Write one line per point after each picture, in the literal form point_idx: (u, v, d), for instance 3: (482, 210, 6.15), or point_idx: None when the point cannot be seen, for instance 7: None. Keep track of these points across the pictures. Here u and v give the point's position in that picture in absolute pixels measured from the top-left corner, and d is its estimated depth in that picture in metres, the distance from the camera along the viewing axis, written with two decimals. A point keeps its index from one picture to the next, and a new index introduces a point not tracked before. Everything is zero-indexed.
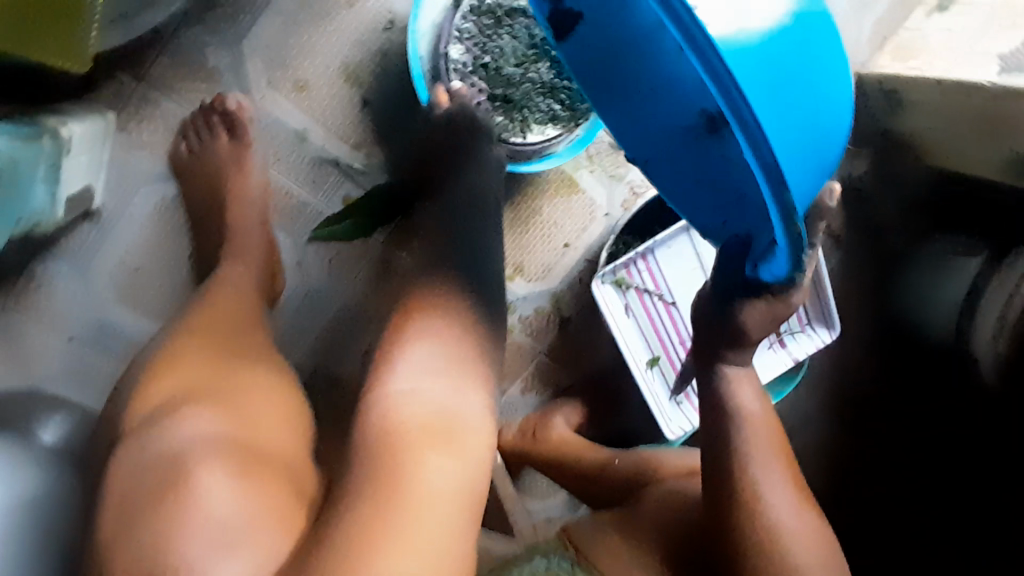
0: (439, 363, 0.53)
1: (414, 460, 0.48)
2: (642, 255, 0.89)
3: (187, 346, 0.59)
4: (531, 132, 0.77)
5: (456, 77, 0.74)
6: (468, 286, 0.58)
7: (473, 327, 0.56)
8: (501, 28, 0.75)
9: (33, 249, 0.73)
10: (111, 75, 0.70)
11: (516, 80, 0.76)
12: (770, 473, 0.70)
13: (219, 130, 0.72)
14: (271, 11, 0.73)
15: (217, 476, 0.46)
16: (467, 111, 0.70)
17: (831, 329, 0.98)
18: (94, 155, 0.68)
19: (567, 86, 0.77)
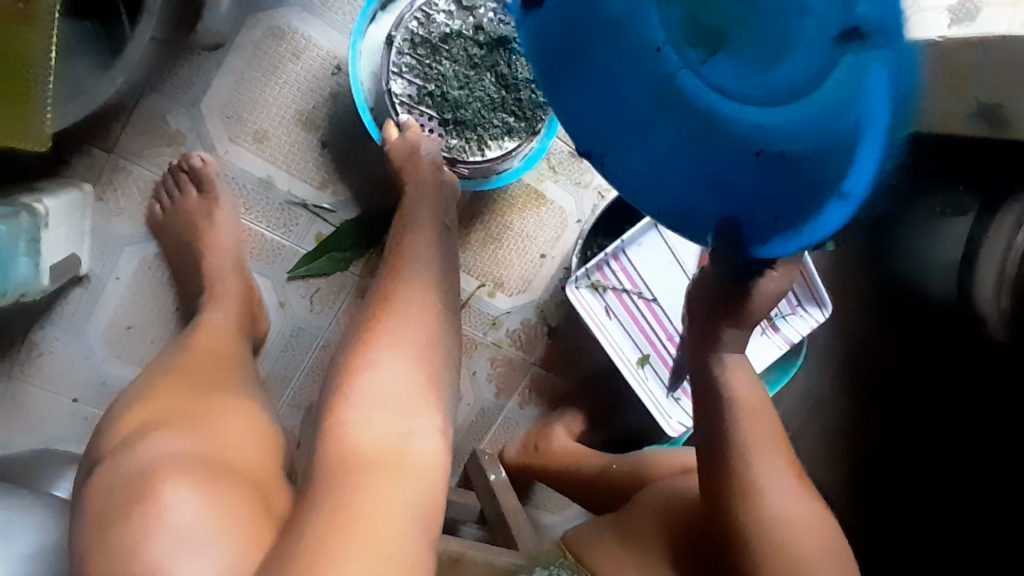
0: (398, 376, 0.55)
1: (362, 479, 0.48)
2: (613, 256, 0.89)
3: (165, 384, 0.62)
4: (489, 148, 0.78)
5: (404, 111, 0.77)
6: (418, 309, 0.60)
7: (421, 352, 0.57)
8: (439, 55, 0.76)
9: (24, 315, 0.77)
10: (82, 150, 0.75)
11: (464, 102, 0.77)
12: (775, 464, 0.72)
13: (188, 187, 0.77)
14: (223, 72, 0.77)
15: (182, 494, 0.48)
16: (410, 138, 0.73)
17: (823, 307, 0.99)
18: (75, 225, 0.72)
19: (519, 99, 0.77)
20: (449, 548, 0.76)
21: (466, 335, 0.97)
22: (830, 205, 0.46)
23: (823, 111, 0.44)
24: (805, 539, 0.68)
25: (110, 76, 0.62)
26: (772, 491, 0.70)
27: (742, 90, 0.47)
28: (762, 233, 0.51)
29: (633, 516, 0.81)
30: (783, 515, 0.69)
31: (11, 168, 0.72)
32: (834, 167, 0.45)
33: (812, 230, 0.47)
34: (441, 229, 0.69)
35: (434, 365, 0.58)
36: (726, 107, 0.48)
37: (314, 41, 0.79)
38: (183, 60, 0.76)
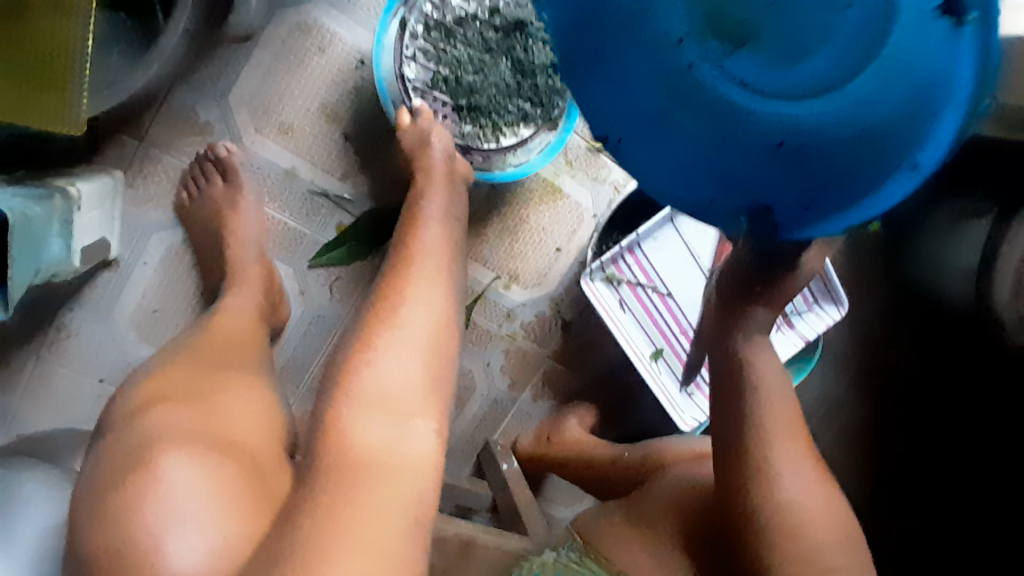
0: (399, 378, 0.55)
1: (358, 486, 0.49)
2: (628, 250, 0.90)
3: (174, 361, 0.63)
4: (505, 135, 0.81)
5: (418, 96, 0.78)
6: (423, 307, 0.60)
7: (422, 353, 0.57)
8: (454, 39, 0.78)
9: (52, 297, 0.79)
10: (113, 138, 0.77)
11: (479, 87, 0.79)
12: (788, 453, 0.73)
13: (214, 177, 0.79)
14: (250, 64, 0.79)
15: (189, 471, 0.49)
16: (421, 125, 0.74)
17: (839, 305, 0.98)
18: (106, 211, 0.75)
19: (535, 85, 0.80)
20: (461, 533, 0.78)
21: (479, 326, 0.98)
22: (896, 175, 0.43)
23: (878, 88, 0.45)
24: (816, 527, 0.71)
25: (143, 67, 0.63)
26: (787, 483, 0.72)
27: (766, 81, 0.50)
28: (797, 222, 0.46)
29: (645, 505, 0.84)
30: (798, 508, 0.71)
31: (41, 153, 0.74)
32: (898, 138, 0.43)
33: (870, 207, 0.43)
34: (447, 224, 0.69)
35: (435, 365, 0.58)
36: (744, 98, 0.50)
37: (340, 36, 0.80)
38: (212, 53, 0.77)
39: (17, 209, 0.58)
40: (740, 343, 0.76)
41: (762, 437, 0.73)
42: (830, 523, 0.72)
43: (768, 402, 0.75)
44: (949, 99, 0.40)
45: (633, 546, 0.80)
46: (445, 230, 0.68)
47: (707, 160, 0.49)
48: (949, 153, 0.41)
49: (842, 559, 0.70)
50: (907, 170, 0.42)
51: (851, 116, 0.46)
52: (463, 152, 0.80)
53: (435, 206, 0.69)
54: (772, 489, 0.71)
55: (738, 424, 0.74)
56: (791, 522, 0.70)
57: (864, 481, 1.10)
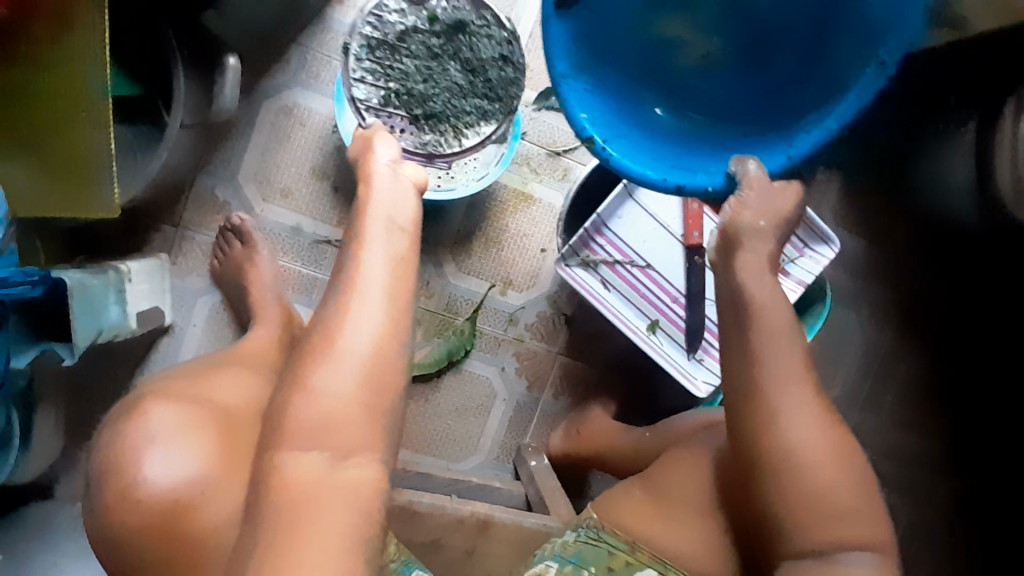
0: (340, 400, 0.52)
1: (302, 523, 0.47)
2: (595, 231, 0.97)
3: (200, 364, 0.75)
4: (466, 136, 0.92)
5: (373, 113, 0.89)
6: (370, 313, 0.55)
7: (365, 369, 0.53)
8: (397, 55, 0.90)
9: (115, 367, 0.94)
10: (155, 227, 0.96)
11: (430, 94, 0.90)
12: (790, 392, 0.60)
13: (233, 242, 0.95)
14: (250, 147, 0.97)
15: (189, 435, 0.58)
16: (364, 136, 0.71)
17: (829, 242, 0.98)
18: (156, 284, 0.92)
19: (486, 80, 0.91)
20: (477, 512, 0.83)
21: (486, 333, 1.07)
22: (873, 72, 0.56)
23: (825, 63, 0.61)
24: (829, 475, 0.57)
25: (157, 154, 0.81)
26: (783, 422, 0.59)
27: (724, 77, 0.68)
28: (782, 153, 0.61)
29: (667, 474, 0.73)
30: (800, 451, 0.58)
31: (102, 248, 0.94)
32: (872, 48, 0.57)
33: (839, 119, 0.57)
34: (390, 230, 0.60)
35: (375, 392, 0.53)
36: (714, 92, 0.68)
37: (315, 110, 0.98)
38: (220, 146, 0.97)
39: (73, 276, 0.76)
40: (726, 274, 0.68)
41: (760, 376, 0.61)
42: (851, 473, 0.58)
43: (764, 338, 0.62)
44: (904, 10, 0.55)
45: (653, 517, 0.70)
46: (393, 237, 0.60)
47: (692, 144, 0.66)
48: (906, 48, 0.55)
49: (865, 508, 0.57)
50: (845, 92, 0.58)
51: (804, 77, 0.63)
52: (428, 160, 0.91)
53: (375, 211, 0.61)
54: (772, 427, 0.59)
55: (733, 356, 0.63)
56: (795, 464, 0.57)
57: (921, 408, 1.16)
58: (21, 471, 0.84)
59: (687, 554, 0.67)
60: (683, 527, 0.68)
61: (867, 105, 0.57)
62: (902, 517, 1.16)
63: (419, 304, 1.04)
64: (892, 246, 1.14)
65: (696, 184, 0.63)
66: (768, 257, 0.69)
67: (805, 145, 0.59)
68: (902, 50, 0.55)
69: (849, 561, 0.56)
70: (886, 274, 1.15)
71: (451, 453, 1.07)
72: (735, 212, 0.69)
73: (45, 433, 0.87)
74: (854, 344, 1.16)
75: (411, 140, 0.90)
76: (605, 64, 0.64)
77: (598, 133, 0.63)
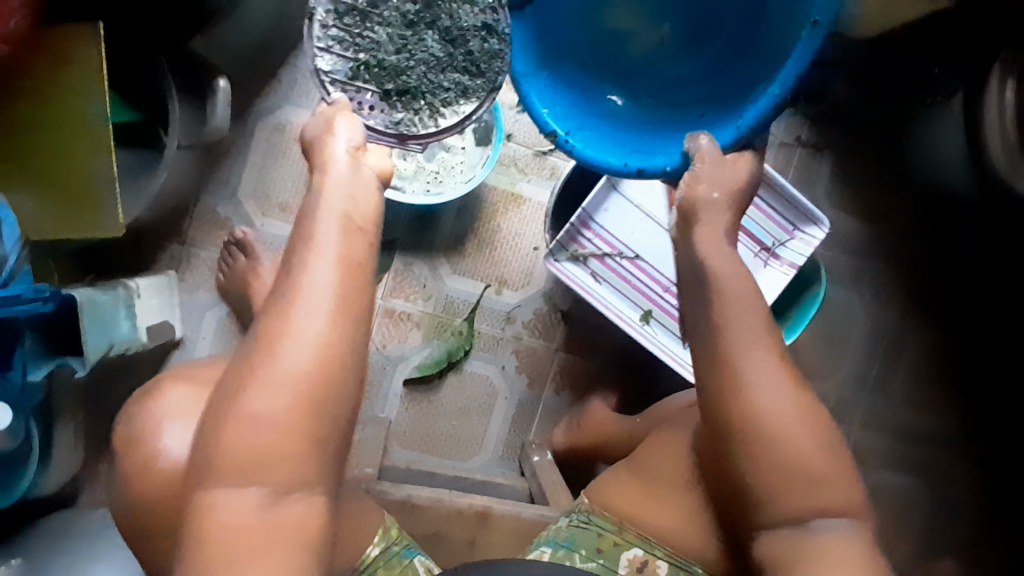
0: (272, 414, 0.53)
1: (235, 561, 0.51)
2: (582, 225, 0.98)
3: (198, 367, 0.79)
4: (445, 116, 0.71)
5: (338, 89, 0.69)
6: (302, 343, 0.54)
7: (295, 404, 0.53)
8: (369, 22, 0.70)
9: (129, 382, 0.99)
10: (164, 246, 1.01)
11: (405, 65, 0.71)
12: (763, 359, 0.61)
13: (237, 254, 0.98)
14: (248, 165, 1.02)
15: (186, 432, 0.61)
16: (326, 115, 0.65)
17: (818, 223, 0.98)
18: (164, 300, 0.97)
19: (467, 52, 0.71)
20: (476, 503, 0.83)
21: (484, 332, 1.09)
22: (809, 33, 0.62)
23: (763, 48, 0.71)
24: (802, 441, 0.59)
25: (157, 175, 0.86)
26: (760, 392, 0.60)
27: (679, 77, 0.79)
28: (732, 128, 0.68)
29: (652, 455, 0.74)
30: (777, 420, 0.59)
31: (113, 268, 0.99)
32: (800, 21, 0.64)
33: (776, 84, 0.64)
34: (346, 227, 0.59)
35: (306, 410, 0.53)
36: (669, 92, 0.79)
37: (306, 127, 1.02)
38: (220, 165, 1.01)
39: (83, 292, 0.81)
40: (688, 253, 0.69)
41: (733, 348, 0.61)
42: (823, 432, 0.60)
43: (731, 311, 0.62)
44: None
45: (637, 496, 0.72)
46: (347, 233, 0.59)
47: (652, 135, 0.75)
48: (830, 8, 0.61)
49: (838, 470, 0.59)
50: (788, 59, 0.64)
51: (749, 64, 0.72)
52: (401, 142, 0.70)
53: (328, 204, 0.59)
54: (745, 396, 0.60)
55: (700, 332, 0.63)
56: (767, 431, 0.59)
57: (928, 386, 1.16)
58: (42, 484, 0.89)
59: (671, 535, 0.69)
60: (669, 510, 0.70)
61: (804, 67, 0.62)
62: (913, 497, 1.16)
63: (416, 307, 1.07)
64: (887, 225, 1.14)
65: (654, 164, 0.71)
66: (724, 225, 0.68)
67: (750, 115, 0.66)
68: (830, 10, 0.61)
69: (822, 527, 0.58)
70: (884, 253, 1.14)
71: (456, 453, 1.08)
72: (689, 187, 0.68)
73: (63, 447, 0.92)
74: (857, 326, 1.14)
75: (380, 121, 0.70)
76: (568, 69, 0.76)
77: (561, 126, 0.73)
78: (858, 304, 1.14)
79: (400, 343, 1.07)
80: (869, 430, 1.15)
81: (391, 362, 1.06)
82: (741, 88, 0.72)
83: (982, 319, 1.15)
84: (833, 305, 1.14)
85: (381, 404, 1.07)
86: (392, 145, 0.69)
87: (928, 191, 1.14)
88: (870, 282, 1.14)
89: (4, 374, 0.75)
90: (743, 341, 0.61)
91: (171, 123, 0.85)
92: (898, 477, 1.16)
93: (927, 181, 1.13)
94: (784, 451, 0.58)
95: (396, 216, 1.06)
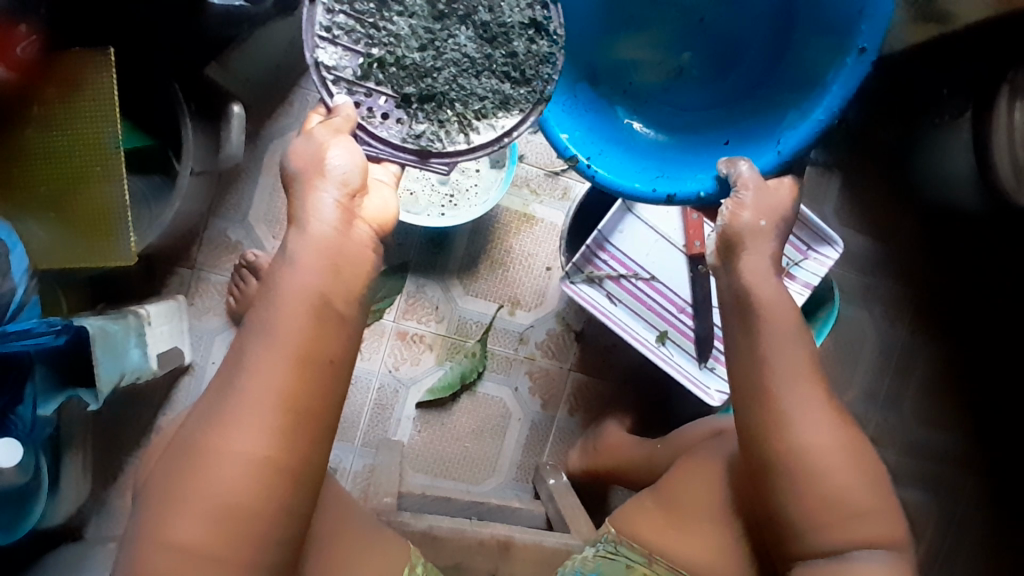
0: (195, 543, 0.51)
1: None
2: (598, 247, 0.97)
3: None
4: (479, 131, 0.70)
5: (343, 88, 0.68)
6: (241, 437, 0.53)
7: (229, 506, 0.52)
8: (387, 13, 0.69)
9: (138, 409, 0.97)
10: (173, 272, 0.99)
11: (432, 65, 0.70)
12: (801, 397, 0.62)
13: (249, 277, 0.95)
14: (260, 188, 1.00)
15: None
16: (316, 142, 0.62)
17: (833, 244, 0.99)
18: (174, 325, 0.95)
19: (510, 53, 0.71)
20: (497, 533, 0.82)
21: (497, 353, 1.08)
22: (854, 60, 0.67)
23: (786, 79, 0.77)
24: (840, 475, 0.60)
25: (172, 202, 0.84)
26: (802, 424, 0.61)
27: (689, 105, 0.85)
28: (771, 148, 0.72)
29: (680, 487, 0.75)
30: (821, 451, 0.61)
31: (122, 295, 0.97)
32: (845, 45, 0.68)
33: (825, 107, 0.68)
34: (348, 279, 0.58)
35: (229, 541, 0.52)
36: (682, 118, 0.84)
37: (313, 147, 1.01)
38: (230, 190, 1.00)
39: (95, 322, 0.79)
40: (728, 283, 0.69)
41: (770, 387, 0.63)
42: (860, 471, 0.61)
43: (765, 346, 0.64)
44: (862, 6, 0.66)
45: (665, 529, 0.73)
46: (320, 323, 0.56)
47: (671, 160, 0.78)
48: (881, 33, 0.65)
49: (869, 500, 0.61)
50: (830, 85, 0.69)
51: (772, 92, 0.78)
52: (422, 159, 0.68)
53: (303, 280, 0.57)
54: (781, 433, 0.62)
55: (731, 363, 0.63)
56: (807, 464, 0.61)
57: (938, 401, 1.17)
58: (51, 514, 0.88)
59: (703, 564, 0.70)
60: (697, 540, 0.71)
61: (851, 91, 0.67)
62: (925, 512, 1.16)
63: (427, 329, 1.06)
64: (896, 242, 1.15)
65: (687, 191, 0.72)
66: (769, 254, 0.69)
67: (791, 138, 0.70)
68: (878, 39, 0.65)
69: (858, 557, 0.59)
70: (894, 270, 1.15)
71: (469, 475, 1.07)
72: (733, 212, 0.69)
73: (71, 478, 0.90)
74: (869, 342, 1.15)
75: (399, 131, 0.68)
76: (589, 93, 0.80)
77: (583, 152, 0.74)
78: (871, 321, 1.15)
79: (413, 366, 1.06)
80: (881, 445, 1.15)
81: (403, 386, 1.05)
82: (764, 116, 0.77)
83: (993, 333, 1.16)
84: (845, 322, 1.14)
85: (394, 427, 1.06)
86: (412, 162, 0.68)
87: (935, 208, 1.15)
88: (882, 300, 1.15)
89: (13, 411, 0.75)
90: (776, 377, 0.63)
91: (185, 149, 0.83)
92: (911, 491, 1.16)
93: (934, 197, 1.14)
94: (826, 487, 0.60)
95: (409, 238, 1.05)
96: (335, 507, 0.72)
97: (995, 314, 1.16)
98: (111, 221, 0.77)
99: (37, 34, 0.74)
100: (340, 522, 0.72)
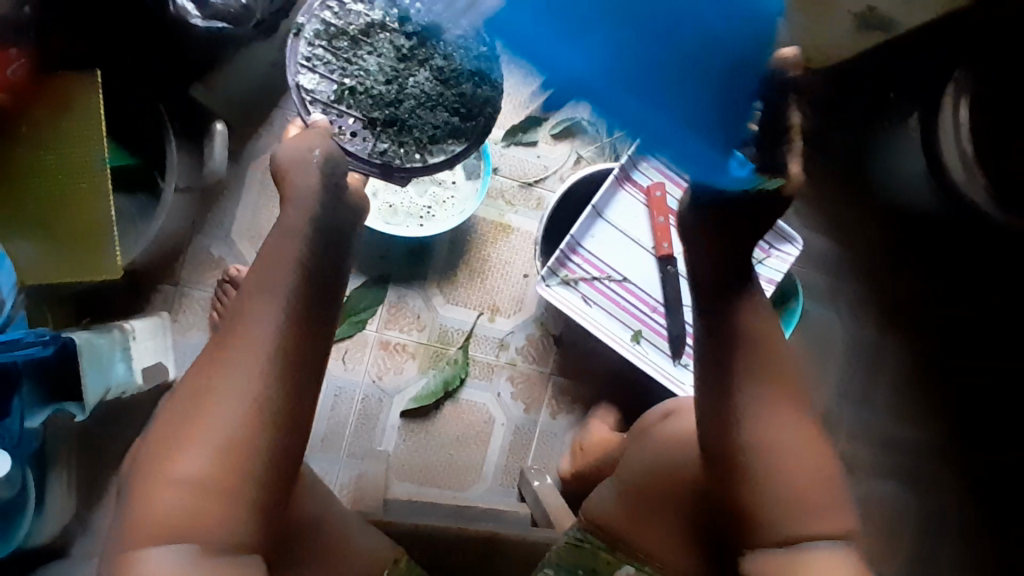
0: (199, 474, 0.55)
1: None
2: (571, 251, 1.02)
3: None
4: (434, 154, 0.74)
5: (317, 109, 0.74)
6: (231, 386, 0.57)
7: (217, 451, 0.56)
8: (357, 48, 0.74)
9: (122, 427, 0.98)
10: (157, 288, 1.00)
11: (397, 99, 0.74)
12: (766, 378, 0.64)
13: (230, 290, 0.97)
14: (242, 206, 1.03)
15: None
16: (307, 143, 0.67)
17: (794, 241, 1.04)
18: (159, 341, 0.96)
19: (460, 93, 0.74)
20: (481, 531, 0.83)
21: (479, 359, 1.11)
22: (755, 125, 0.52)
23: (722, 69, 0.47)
24: (803, 446, 0.63)
25: (157, 218, 0.87)
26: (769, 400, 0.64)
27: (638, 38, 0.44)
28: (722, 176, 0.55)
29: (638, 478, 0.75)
30: (784, 419, 0.63)
31: (108, 311, 0.98)
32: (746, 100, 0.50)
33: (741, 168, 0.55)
34: None
35: (233, 475, 0.55)
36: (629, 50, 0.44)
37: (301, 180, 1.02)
38: (213, 207, 1.02)
39: (80, 336, 0.81)
40: None
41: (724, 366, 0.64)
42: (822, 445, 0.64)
43: None
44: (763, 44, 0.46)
45: (628, 520, 0.74)
46: None
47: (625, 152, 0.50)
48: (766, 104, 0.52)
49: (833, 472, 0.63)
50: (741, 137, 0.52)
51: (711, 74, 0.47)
52: (385, 173, 0.73)
53: None
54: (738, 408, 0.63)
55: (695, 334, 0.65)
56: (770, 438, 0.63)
57: (905, 392, 1.21)
58: (37, 533, 0.88)
59: (670, 550, 0.72)
60: (662, 525, 0.72)
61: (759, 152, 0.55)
62: (898, 501, 1.20)
63: (407, 337, 1.09)
64: (855, 240, 1.21)
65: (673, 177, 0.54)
66: None
67: (735, 177, 0.56)
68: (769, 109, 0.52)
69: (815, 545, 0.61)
70: (854, 266, 1.21)
71: (454, 482, 1.09)
72: None
73: (54, 496, 0.90)
74: (836, 337, 1.20)
75: (362, 148, 0.73)
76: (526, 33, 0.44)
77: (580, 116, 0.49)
78: (835, 316, 1.20)
79: (396, 375, 1.08)
80: (852, 436, 1.20)
81: (387, 394, 1.07)
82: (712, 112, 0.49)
83: (954, 325, 1.22)
84: (811, 318, 1.19)
85: (379, 436, 1.07)
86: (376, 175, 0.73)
87: (889, 206, 1.21)
88: (845, 295, 1.20)
89: (0, 422, 0.74)
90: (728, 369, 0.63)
91: (169, 166, 0.87)
92: (885, 481, 1.20)
93: (889, 195, 1.21)
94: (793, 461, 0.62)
95: (389, 248, 1.08)
96: (322, 503, 0.74)
97: (953, 305, 1.22)
98: (95, 239, 0.80)
99: (27, 56, 0.77)
100: (329, 520, 0.73)
